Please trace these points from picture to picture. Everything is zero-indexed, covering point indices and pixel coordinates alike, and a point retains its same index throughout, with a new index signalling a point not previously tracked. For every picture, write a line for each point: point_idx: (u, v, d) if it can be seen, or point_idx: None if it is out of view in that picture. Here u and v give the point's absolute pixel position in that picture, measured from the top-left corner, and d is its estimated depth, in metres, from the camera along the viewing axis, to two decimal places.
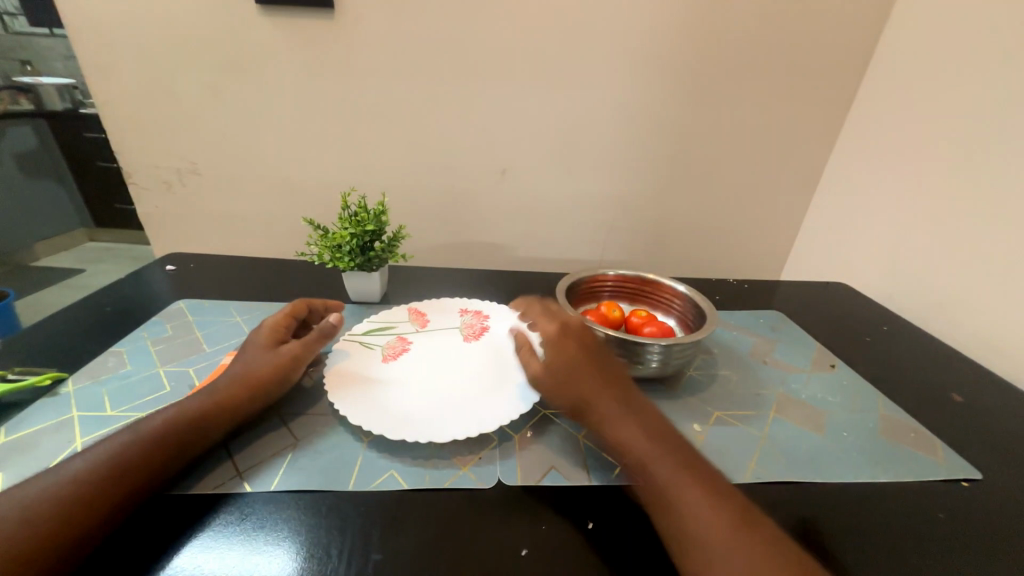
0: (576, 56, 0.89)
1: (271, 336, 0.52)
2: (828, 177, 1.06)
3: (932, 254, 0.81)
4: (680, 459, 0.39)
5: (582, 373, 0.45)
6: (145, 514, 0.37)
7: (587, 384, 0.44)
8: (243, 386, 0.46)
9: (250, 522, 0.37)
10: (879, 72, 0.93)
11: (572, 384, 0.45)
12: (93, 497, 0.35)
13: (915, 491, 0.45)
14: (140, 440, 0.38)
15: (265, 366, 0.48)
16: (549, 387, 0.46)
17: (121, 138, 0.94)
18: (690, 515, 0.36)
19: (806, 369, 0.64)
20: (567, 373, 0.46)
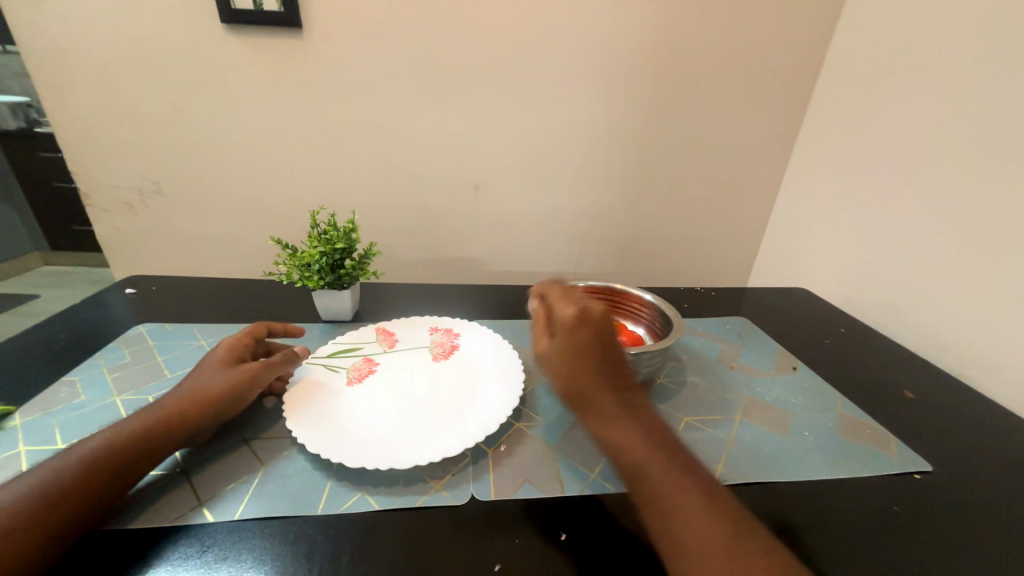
0: (543, 75, 0.92)
1: (232, 355, 0.50)
2: (785, 188, 1.11)
3: (881, 259, 0.86)
4: (670, 458, 0.38)
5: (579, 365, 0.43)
6: (91, 546, 0.36)
7: (583, 378, 0.43)
8: (195, 403, 0.44)
9: (210, 553, 0.36)
10: (825, 90, 1.00)
11: (569, 374, 0.43)
12: (30, 523, 0.32)
13: (870, 485, 0.48)
14: (81, 466, 0.36)
15: (223, 383, 0.46)
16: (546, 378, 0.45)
17: (77, 158, 0.91)
18: (676, 514, 0.35)
19: (769, 372, 0.66)
20: (564, 365, 0.44)
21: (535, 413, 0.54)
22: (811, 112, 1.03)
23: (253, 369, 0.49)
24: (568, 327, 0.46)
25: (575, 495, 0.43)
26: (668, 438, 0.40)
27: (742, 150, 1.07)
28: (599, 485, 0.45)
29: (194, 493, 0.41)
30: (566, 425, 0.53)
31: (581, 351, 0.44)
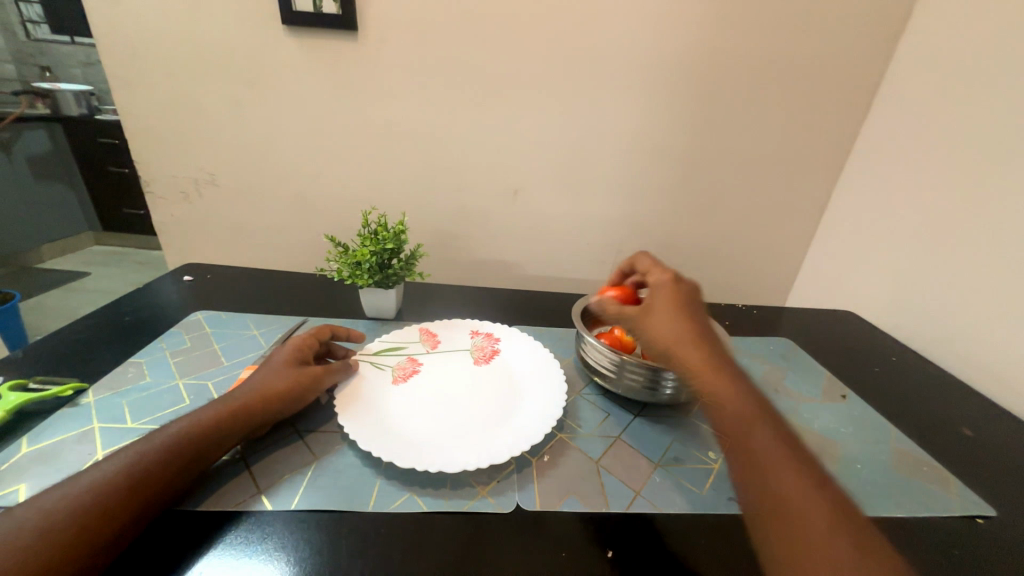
0: (590, 83, 0.92)
1: (295, 353, 0.52)
2: (834, 207, 1.08)
3: (938, 287, 0.82)
4: (754, 397, 0.42)
5: (682, 328, 0.48)
6: (158, 529, 0.37)
7: (686, 334, 0.47)
8: (260, 397, 0.46)
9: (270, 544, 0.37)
10: (883, 107, 0.96)
11: (674, 331, 0.48)
12: (113, 505, 0.34)
13: (929, 526, 0.45)
14: (158, 449, 0.39)
15: (284, 382, 0.48)
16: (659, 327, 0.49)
17: (142, 148, 0.96)
18: (754, 442, 0.39)
19: (818, 399, 0.64)
20: (664, 321, 0.49)
21: (577, 424, 0.54)
22: (867, 129, 0.99)
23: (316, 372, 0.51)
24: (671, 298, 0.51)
25: (619, 511, 0.43)
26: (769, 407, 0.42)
27: (791, 165, 1.04)
28: (644, 503, 0.44)
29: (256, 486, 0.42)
30: (608, 440, 0.52)
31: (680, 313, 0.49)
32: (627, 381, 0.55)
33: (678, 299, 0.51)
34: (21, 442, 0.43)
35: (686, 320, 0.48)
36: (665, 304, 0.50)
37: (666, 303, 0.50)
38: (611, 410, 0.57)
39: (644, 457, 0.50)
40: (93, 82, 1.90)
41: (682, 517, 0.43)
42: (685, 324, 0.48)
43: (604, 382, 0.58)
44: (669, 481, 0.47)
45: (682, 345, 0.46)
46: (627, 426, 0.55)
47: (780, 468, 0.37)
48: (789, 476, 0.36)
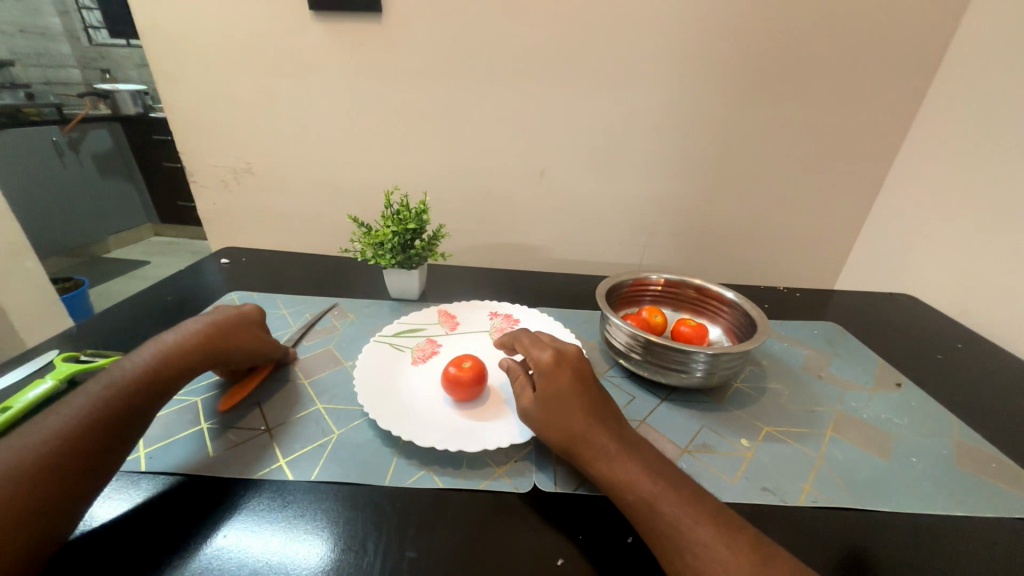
0: (621, 53, 0.87)
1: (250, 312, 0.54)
2: (894, 180, 0.97)
3: (1015, 266, 0.73)
4: (664, 470, 0.38)
5: (571, 406, 0.42)
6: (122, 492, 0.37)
7: (574, 416, 0.41)
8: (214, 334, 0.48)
9: (292, 523, 0.37)
10: (956, 65, 0.85)
11: (562, 420, 0.41)
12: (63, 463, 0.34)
13: (997, 529, 0.40)
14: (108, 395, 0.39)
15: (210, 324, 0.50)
16: (543, 420, 0.42)
17: (185, 139, 1.00)
18: (686, 528, 0.33)
19: (869, 387, 0.59)
20: (550, 407, 0.42)
21: None
22: (935, 91, 0.89)
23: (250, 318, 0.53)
24: (546, 372, 0.45)
25: None
26: (678, 474, 0.38)
27: (845, 136, 0.94)
28: None
29: (214, 436, 0.45)
30: (633, 423, 0.50)
31: (565, 390, 0.43)
32: (653, 363, 0.53)
33: (555, 370, 0.44)
34: None
35: (572, 399, 0.42)
36: (547, 378, 0.44)
37: (547, 374, 0.44)
38: (636, 393, 0.55)
39: (671, 442, 0.48)
40: (147, 81, 2.00)
41: None
42: (573, 399, 0.42)
43: (629, 364, 0.55)
44: (697, 468, 0.45)
45: (572, 430, 0.40)
46: (653, 410, 0.52)
47: (724, 552, 0.32)
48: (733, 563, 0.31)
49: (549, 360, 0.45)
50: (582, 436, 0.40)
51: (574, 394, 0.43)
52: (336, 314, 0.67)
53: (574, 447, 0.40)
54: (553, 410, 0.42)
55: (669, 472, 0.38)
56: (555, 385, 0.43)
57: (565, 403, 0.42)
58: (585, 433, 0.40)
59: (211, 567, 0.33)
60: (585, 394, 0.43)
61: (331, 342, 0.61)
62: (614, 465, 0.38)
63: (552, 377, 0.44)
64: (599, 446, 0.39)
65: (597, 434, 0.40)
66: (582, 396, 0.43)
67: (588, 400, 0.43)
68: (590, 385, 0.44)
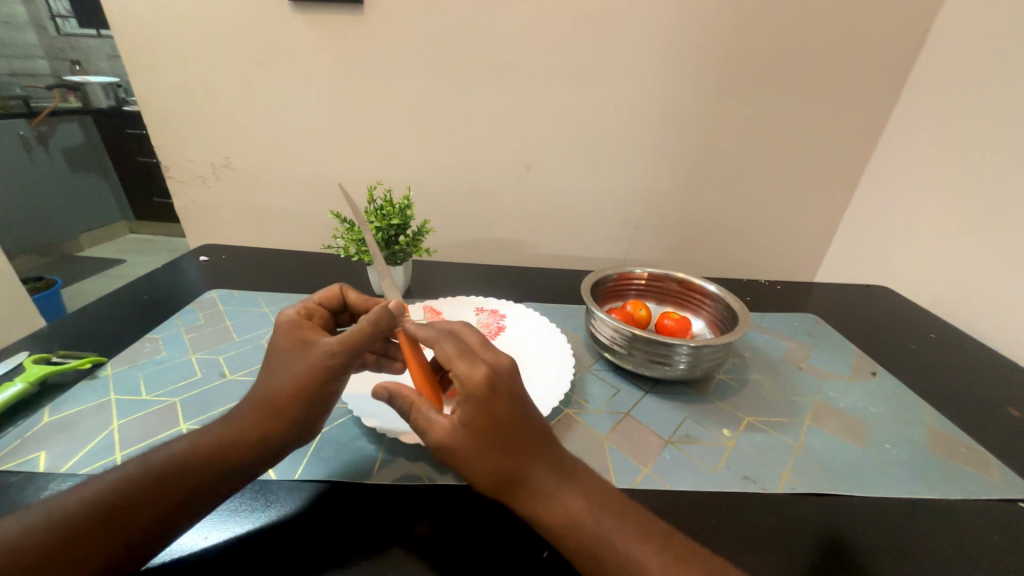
0: (606, 47, 0.87)
1: (298, 335, 0.42)
2: (871, 175, 1.00)
3: (986, 259, 0.75)
4: (617, 510, 0.34)
5: (507, 442, 0.34)
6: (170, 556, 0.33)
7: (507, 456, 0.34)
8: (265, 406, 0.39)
9: (283, 528, 0.36)
10: (930, 63, 0.87)
11: (493, 461, 0.34)
12: (81, 554, 0.30)
13: (964, 510, 0.42)
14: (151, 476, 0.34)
15: (290, 381, 0.39)
16: (471, 459, 0.35)
17: (159, 133, 0.97)
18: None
19: (846, 376, 0.61)
20: (478, 445, 0.34)
21: (585, 400, 0.53)
22: (910, 88, 0.91)
23: (335, 357, 0.39)
24: (474, 400, 0.34)
25: (626, 487, 0.42)
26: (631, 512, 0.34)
27: (824, 132, 0.96)
28: (652, 480, 0.43)
29: None
30: (617, 415, 0.51)
31: (498, 423, 0.34)
32: (637, 357, 0.53)
33: (477, 396, 0.34)
34: (44, 411, 0.45)
35: (499, 433, 0.34)
36: (474, 407, 0.34)
37: (472, 402, 0.34)
38: (621, 386, 0.56)
39: (654, 433, 0.48)
40: (119, 73, 1.91)
41: (690, 494, 0.42)
42: (501, 432, 0.34)
43: (614, 358, 0.56)
44: (680, 458, 0.46)
45: (501, 470, 0.34)
46: (638, 403, 0.53)
47: None
48: None
49: (471, 381, 0.34)
50: (511, 478, 0.34)
51: (508, 427, 0.34)
52: None
53: (507, 489, 0.34)
54: (482, 448, 0.34)
55: (611, 506, 0.34)
56: (478, 414, 0.34)
57: (492, 439, 0.34)
58: (515, 472, 0.34)
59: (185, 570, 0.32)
60: (520, 424, 0.35)
61: None
62: (550, 510, 0.33)
63: (481, 408, 0.34)
64: (532, 487, 0.34)
65: (530, 474, 0.34)
66: (511, 425, 0.35)
67: (518, 428, 0.35)
68: (519, 406, 0.35)
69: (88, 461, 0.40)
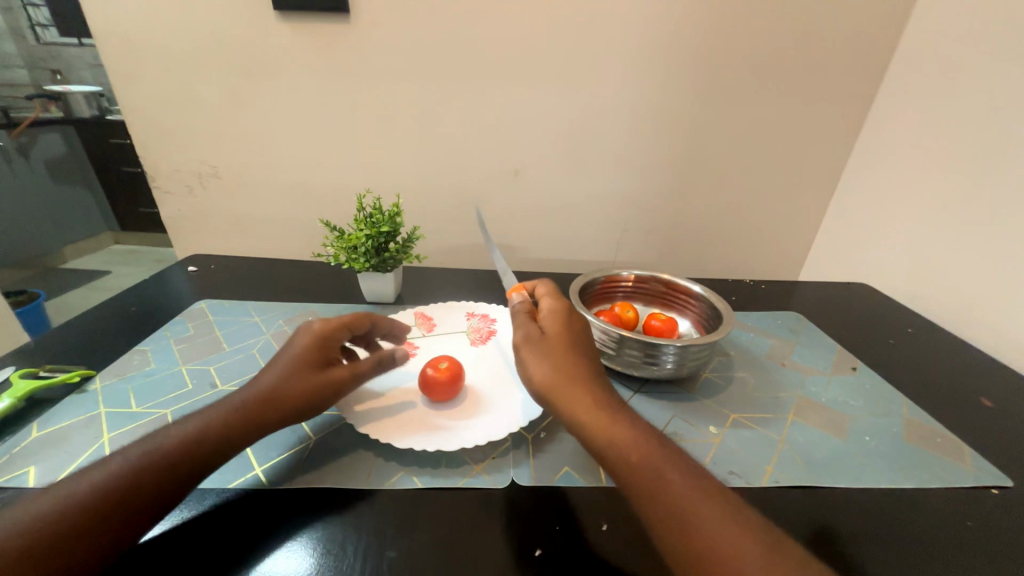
0: (591, 55, 0.89)
1: (323, 348, 0.46)
2: (849, 176, 1.03)
3: (961, 255, 0.78)
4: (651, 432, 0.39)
5: (571, 356, 0.43)
6: (165, 544, 0.35)
7: (570, 364, 0.42)
8: (266, 404, 0.42)
9: (279, 538, 0.36)
10: (903, 67, 0.90)
11: (557, 366, 0.42)
12: (76, 534, 0.32)
13: (940, 498, 0.44)
14: (149, 463, 0.36)
15: (297, 390, 0.43)
16: (535, 360, 0.43)
17: (146, 144, 0.97)
18: (672, 477, 0.34)
19: (827, 371, 0.63)
20: (550, 351, 0.43)
21: None
22: (884, 92, 0.94)
23: (337, 386, 0.45)
24: (556, 321, 0.46)
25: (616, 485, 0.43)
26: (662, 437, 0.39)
27: (804, 135, 0.99)
28: None
29: None
30: None
31: (569, 342, 0.44)
32: (625, 357, 0.54)
33: (567, 323, 0.46)
34: (33, 426, 0.45)
35: (575, 350, 0.44)
36: (554, 326, 0.45)
37: (553, 322, 0.46)
38: (610, 386, 0.57)
39: None
40: None
41: None
42: (577, 350, 0.44)
43: (602, 359, 0.57)
44: None
45: (571, 371, 0.41)
46: (626, 402, 0.54)
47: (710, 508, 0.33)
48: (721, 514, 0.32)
49: (564, 313, 0.47)
50: (576, 378, 0.41)
51: (575, 345, 0.44)
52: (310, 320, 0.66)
53: (561, 392, 0.40)
54: (551, 356, 0.43)
55: (653, 430, 0.39)
56: (563, 333, 0.45)
57: (569, 350, 0.43)
58: (583, 378, 0.41)
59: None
60: (583, 349, 0.44)
61: None
62: (608, 415, 0.38)
63: (558, 329, 0.45)
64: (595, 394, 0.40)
65: (594, 386, 0.41)
66: (586, 352, 0.44)
67: (589, 356, 0.44)
68: (592, 345, 0.46)
69: None
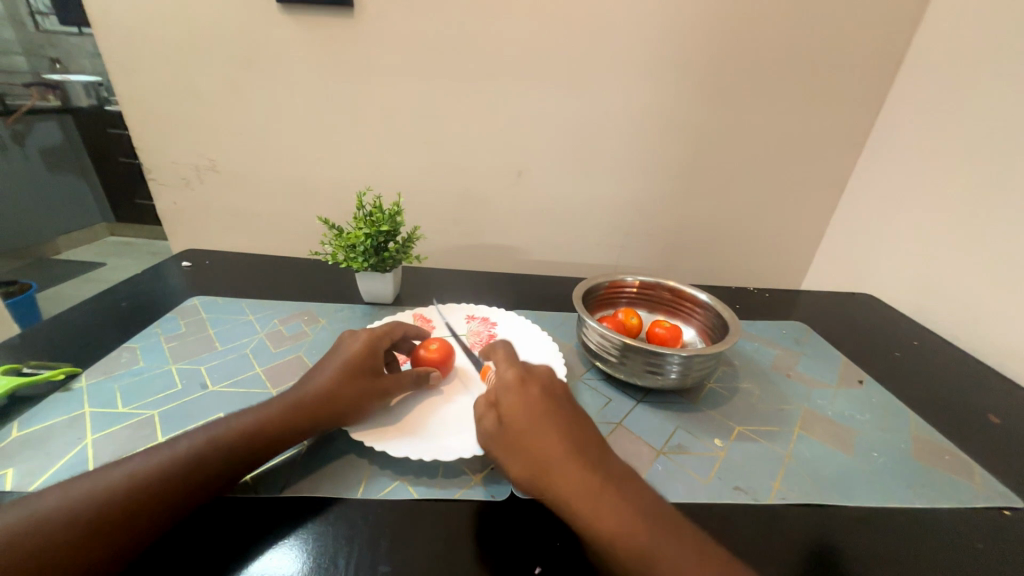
0: (598, 56, 0.88)
1: (371, 359, 0.47)
2: (855, 185, 1.02)
3: (966, 267, 0.77)
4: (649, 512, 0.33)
5: (539, 434, 0.37)
6: (165, 550, 0.34)
7: (540, 447, 0.36)
8: (298, 410, 0.42)
9: (272, 557, 0.34)
10: (911, 77, 0.90)
11: (526, 455, 0.36)
12: (74, 547, 0.30)
13: (950, 518, 0.43)
14: (152, 473, 0.34)
15: (350, 394, 0.45)
16: (502, 455, 0.38)
17: (143, 135, 0.95)
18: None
19: (833, 384, 0.61)
20: (515, 436, 0.37)
21: None
22: (892, 101, 0.93)
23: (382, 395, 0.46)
24: (510, 395, 0.39)
25: None
26: (665, 517, 0.33)
27: (809, 142, 0.98)
28: None
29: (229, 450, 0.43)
30: (609, 425, 0.50)
31: (532, 418, 0.37)
32: (629, 366, 0.53)
33: (521, 391, 0.39)
34: (13, 426, 0.43)
35: (543, 425, 0.37)
36: (509, 401, 0.39)
37: (508, 395, 0.39)
38: (612, 395, 0.55)
39: (646, 444, 0.48)
40: None
41: (682, 506, 0.41)
42: (544, 423, 0.37)
43: (605, 366, 0.56)
44: (672, 469, 0.45)
45: (543, 459, 0.35)
46: (629, 412, 0.53)
47: None
48: None
49: (518, 377, 0.40)
50: (551, 469, 0.35)
51: (539, 419, 0.37)
52: (306, 319, 0.65)
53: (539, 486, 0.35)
54: (516, 442, 0.37)
55: (653, 509, 0.33)
56: (521, 407, 0.38)
57: (534, 429, 0.37)
58: (560, 464, 0.35)
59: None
60: (552, 418, 0.38)
61: (300, 348, 0.58)
62: (600, 510, 0.33)
63: (517, 402, 0.38)
64: (578, 483, 0.34)
65: (575, 468, 0.35)
66: (557, 417, 0.38)
67: (564, 421, 0.38)
68: (566, 403, 0.40)
69: (58, 478, 0.39)
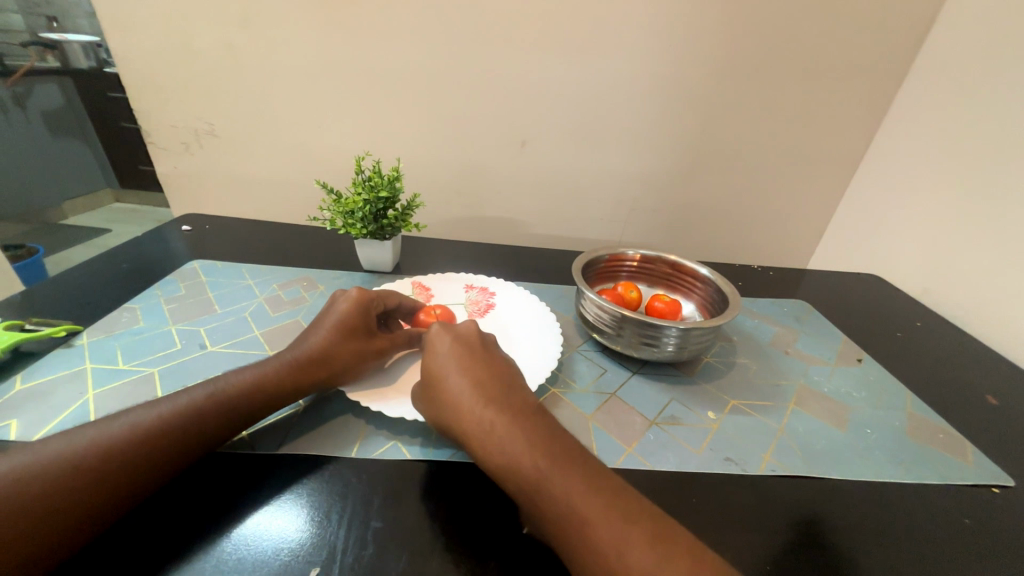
0: (607, 20, 0.83)
1: (364, 318, 0.48)
2: (870, 162, 0.98)
3: (976, 250, 0.75)
4: (547, 439, 0.35)
5: (450, 377, 0.40)
6: (166, 501, 0.35)
7: (450, 388, 0.39)
8: (294, 367, 0.43)
9: (268, 508, 0.35)
10: (936, 47, 0.85)
11: (439, 395, 0.40)
12: (83, 495, 0.31)
13: (940, 495, 0.43)
14: (154, 427, 0.35)
15: (347, 350, 0.45)
16: (423, 400, 0.42)
17: (138, 96, 0.93)
18: (557, 491, 0.32)
19: (832, 362, 0.61)
20: (431, 382, 0.41)
21: (572, 379, 0.53)
22: (914, 74, 0.89)
23: (378, 352, 0.47)
24: (430, 346, 0.43)
25: (608, 466, 0.42)
26: (563, 445, 0.35)
27: (826, 116, 0.94)
28: (635, 460, 0.43)
29: None
30: (603, 396, 0.51)
31: (444, 363, 0.41)
32: (625, 337, 0.53)
33: (440, 341, 0.43)
34: (17, 379, 0.44)
35: (454, 368, 0.40)
36: (429, 351, 0.43)
37: (429, 346, 0.43)
38: (608, 366, 0.56)
39: (639, 414, 0.48)
40: None
41: (666, 473, 0.42)
42: (452, 370, 0.40)
43: (601, 338, 0.56)
44: (664, 439, 0.46)
45: (452, 399, 0.39)
46: (624, 383, 0.53)
47: (599, 516, 0.30)
48: (607, 523, 0.30)
49: (438, 329, 0.44)
50: (457, 409, 0.38)
51: (454, 365, 0.41)
52: (305, 286, 0.65)
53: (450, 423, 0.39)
54: (431, 385, 0.41)
55: (557, 441, 0.35)
56: (435, 357, 0.42)
57: (443, 375, 0.40)
58: (466, 400, 0.38)
59: (163, 539, 0.32)
60: (467, 362, 0.41)
61: (298, 313, 0.59)
62: (495, 442, 0.35)
63: (434, 351, 0.42)
64: (477, 417, 0.37)
65: (480, 405, 0.38)
66: (468, 364, 0.41)
67: (476, 366, 0.41)
68: (482, 350, 0.42)
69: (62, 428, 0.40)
